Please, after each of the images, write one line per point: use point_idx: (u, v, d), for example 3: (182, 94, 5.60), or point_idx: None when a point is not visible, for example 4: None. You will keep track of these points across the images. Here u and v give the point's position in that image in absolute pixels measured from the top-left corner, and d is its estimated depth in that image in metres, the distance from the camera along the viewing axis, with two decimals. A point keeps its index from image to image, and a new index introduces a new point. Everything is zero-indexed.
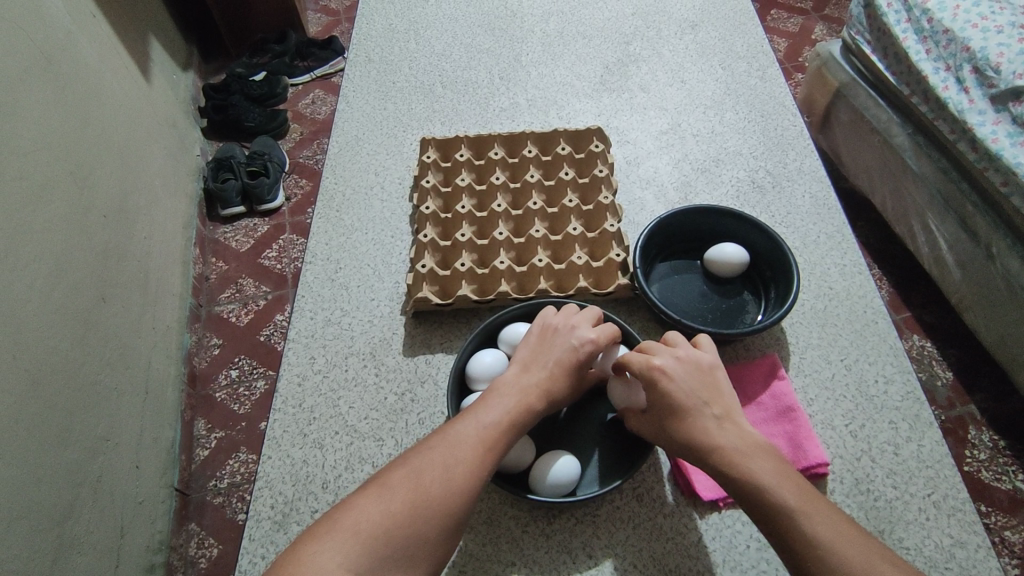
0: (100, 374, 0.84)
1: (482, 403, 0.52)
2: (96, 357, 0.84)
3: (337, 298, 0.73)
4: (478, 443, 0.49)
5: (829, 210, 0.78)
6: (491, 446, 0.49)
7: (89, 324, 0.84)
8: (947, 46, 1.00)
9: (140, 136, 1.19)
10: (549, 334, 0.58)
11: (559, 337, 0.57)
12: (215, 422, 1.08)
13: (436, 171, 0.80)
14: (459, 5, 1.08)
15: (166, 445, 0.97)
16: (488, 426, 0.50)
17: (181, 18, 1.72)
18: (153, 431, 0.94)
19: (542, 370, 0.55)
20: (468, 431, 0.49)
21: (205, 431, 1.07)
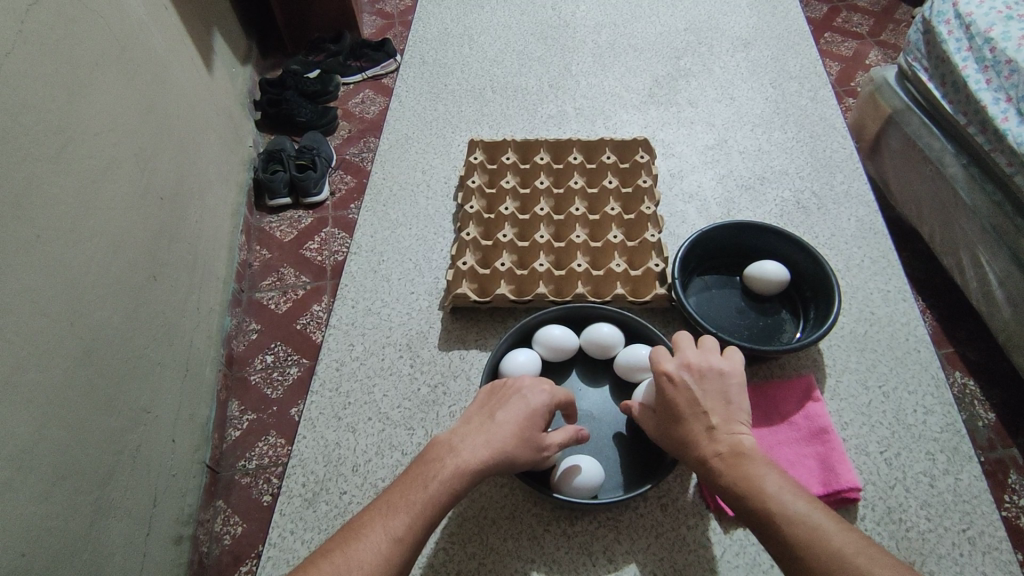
0: (146, 348, 0.87)
1: (430, 467, 0.48)
2: (144, 332, 0.88)
3: (378, 289, 0.75)
4: (391, 536, 0.43)
5: (875, 234, 0.77)
6: (405, 534, 0.44)
7: (140, 300, 0.88)
8: (1009, 76, 0.99)
9: (199, 124, 1.25)
10: (499, 392, 0.54)
11: (507, 393, 0.53)
12: (248, 403, 1.12)
13: (482, 173, 0.81)
14: (513, 13, 1.10)
15: (202, 422, 1.01)
16: (409, 512, 0.45)
17: (243, 13, 1.80)
18: (191, 407, 0.98)
19: (485, 434, 0.50)
20: (386, 524, 0.44)
21: (237, 412, 1.10)
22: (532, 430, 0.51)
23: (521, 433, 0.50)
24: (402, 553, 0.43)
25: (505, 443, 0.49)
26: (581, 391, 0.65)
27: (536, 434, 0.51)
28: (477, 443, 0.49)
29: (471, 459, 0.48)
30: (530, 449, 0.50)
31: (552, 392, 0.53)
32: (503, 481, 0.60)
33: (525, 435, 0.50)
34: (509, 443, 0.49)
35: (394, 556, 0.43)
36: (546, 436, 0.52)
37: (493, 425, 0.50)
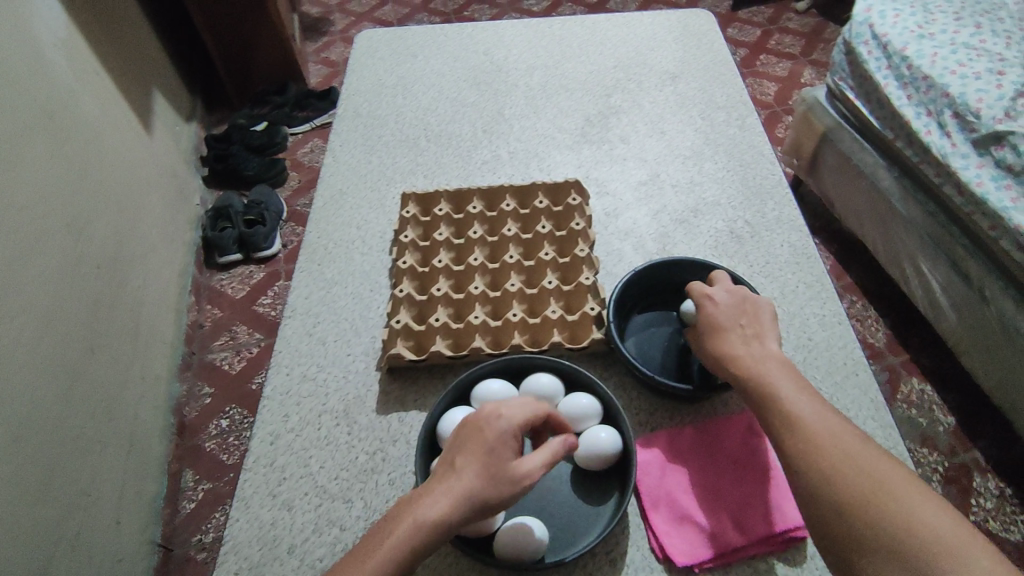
0: (83, 427, 0.89)
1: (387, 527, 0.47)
2: (81, 415, 0.90)
3: (314, 353, 0.73)
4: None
5: (808, 259, 0.78)
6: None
7: (72, 380, 0.90)
8: (928, 92, 1.14)
9: (134, 191, 1.28)
10: (465, 427, 0.51)
11: (468, 431, 0.50)
12: (203, 472, 1.19)
13: (416, 226, 0.80)
14: (445, 60, 1.11)
15: (152, 496, 1.05)
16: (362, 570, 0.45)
17: (183, 71, 1.78)
18: (137, 485, 1.01)
19: (445, 484, 0.48)
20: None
21: (191, 483, 1.17)
22: (494, 465, 0.48)
23: (483, 476, 0.48)
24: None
25: (466, 491, 0.47)
26: None
27: (503, 469, 0.48)
28: (435, 493, 0.47)
29: (428, 515, 0.46)
30: (499, 483, 0.48)
31: (514, 421, 0.50)
32: (445, 550, 0.58)
33: (488, 476, 0.48)
34: (471, 488, 0.47)
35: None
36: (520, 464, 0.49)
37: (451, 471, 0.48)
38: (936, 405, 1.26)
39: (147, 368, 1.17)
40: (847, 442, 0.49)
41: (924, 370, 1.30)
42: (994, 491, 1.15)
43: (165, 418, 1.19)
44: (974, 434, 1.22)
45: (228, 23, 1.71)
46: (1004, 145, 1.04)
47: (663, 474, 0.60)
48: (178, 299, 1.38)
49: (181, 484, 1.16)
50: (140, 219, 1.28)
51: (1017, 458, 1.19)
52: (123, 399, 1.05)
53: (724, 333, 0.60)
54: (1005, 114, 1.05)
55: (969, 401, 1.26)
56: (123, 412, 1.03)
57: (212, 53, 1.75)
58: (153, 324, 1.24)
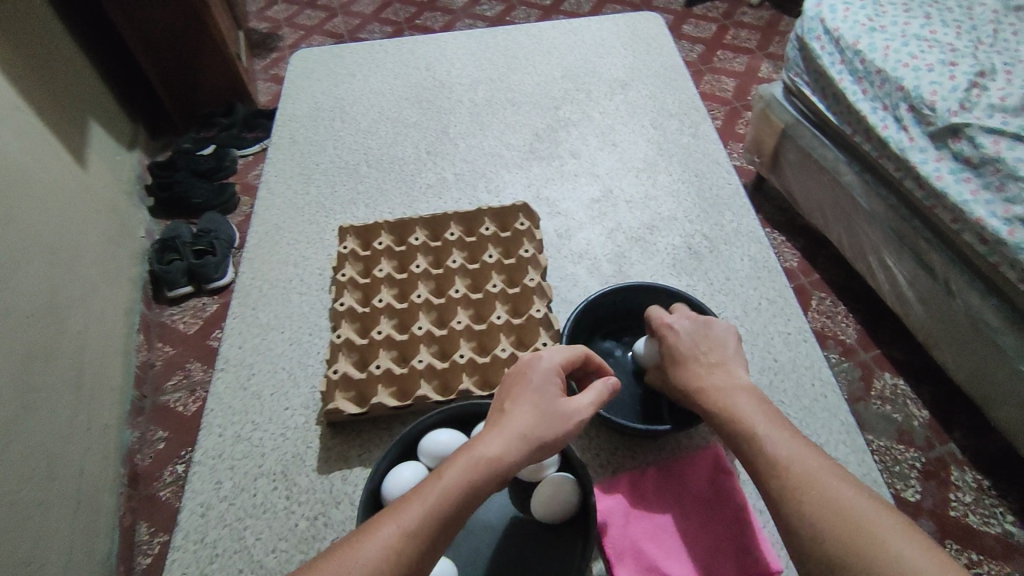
0: (21, 492, 0.85)
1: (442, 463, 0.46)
2: (15, 477, 0.85)
3: (248, 409, 0.67)
4: (405, 527, 0.42)
5: (769, 272, 0.75)
6: (419, 530, 0.42)
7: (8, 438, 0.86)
8: (882, 86, 1.12)
9: (69, 229, 1.21)
10: (507, 381, 0.53)
11: (512, 380, 0.52)
12: (158, 524, 1.12)
13: (355, 262, 0.75)
14: (386, 79, 1.05)
15: (103, 557, 0.98)
16: (425, 506, 0.43)
17: (121, 96, 1.70)
18: (86, 546, 0.95)
19: (500, 427, 0.48)
20: (399, 517, 0.42)
21: (147, 536, 1.10)
22: (545, 399, 0.50)
23: (537, 412, 0.49)
24: (416, 545, 0.41)
25: (524, 429, 0.48)
26: None
27: (553, 407, 0.50)
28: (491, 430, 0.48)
29: (489, 451, 0.46)
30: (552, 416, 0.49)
31: (556, 363, 0.53)
32: None
33: (540, 415, 0.49)
34: (528, 427, 0.48)
35: (410, 547, 0.41)
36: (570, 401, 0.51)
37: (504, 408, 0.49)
38: (911, 398, 1.24)
39: (93, 417, 1.10)
40: (833, 476, 0.46)
41: (896, 364, 1.29)
42: (972, 484, 1.14)
43: (115, 469, 1.12)
44: (949, 426, 1.21)
45: (168, 43, 1.60)
46: (961, 137, 1.02)
47: (626, 522, 0.56)
48: (125, 339, 1.30)
49: (135, 540, 1.08)
50: (77, 259, 1.20)
51: (992, 448, 1.18)
52: (64, 457, 0.98)
53: (688, 365, 0.57)
54: (959, 106, 1.04)
55: (943, 393, 1.25)
56: (63, 470, 0.96)
57: (151, 74, 1.64)
58: (98, 369, 1.16)
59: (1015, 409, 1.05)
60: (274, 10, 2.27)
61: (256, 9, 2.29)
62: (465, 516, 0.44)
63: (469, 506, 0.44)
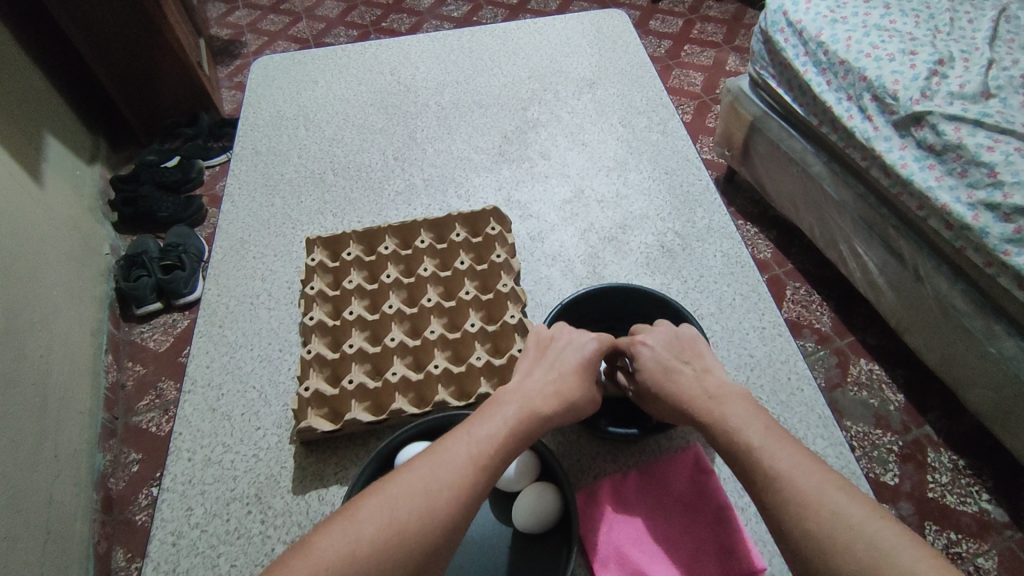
0: None
1: (492, 410, 0.52)
2: None
3: (218, 432, 0.65)
4: (476, 457, 0.48)
5: (742, 267, 0.75)
6: (487, 461, 0.48)
7: None
8: (846, 77, 1.13)
9: (27, 250, 1.16)
10: (543, 346, 0.60)
11: (553, 346, 0.59)
12: (134, 550, 1.09)
13: (323, 274, 0.73)
14: (350, 84, 1.04)
15: None
16: (490, 441, 0.49)
17: (79, 109, 1.64)
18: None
19: (543, 385, 0.55)
20: (468, 447, 0.48)
21: (123, 562, 1.07)
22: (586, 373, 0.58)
23: (577, 378, 0.57)
24: (484, 473, 0.47)
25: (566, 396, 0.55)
26: None
27: (588, 375, 0.58)
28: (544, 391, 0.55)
29: (539, 405, 0.53)
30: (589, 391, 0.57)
31: (600, 340, 0.60)
32: None
33: (580, 381, 0.57)
34: (570, 389, 0.56)
35: (479, 474, 0.47)
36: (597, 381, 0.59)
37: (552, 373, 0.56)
38: (886, 383, 1.26)
39: (60, 443, 1.06)
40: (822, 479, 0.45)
41: (870, 350, 1.31)
42: (948, 465, 1.16)
43: (87, 494, 1.08)
44: (924, 408, 1.23)
45: (124, 53, 1.55)
46: (923, 125, 1.04)
47: (609, 531, 0.55)
48: (93, 360, 1.26)
49: (110, 567, 1.05)
50: (37, 279, 1.16)
51: (966, 428, 1.20)
52: (31, 487, 0.94)
53: (673, 374, 0.57)
54: (921, 94, 1.05)
55: (917, 376, 1.27)
56: (30, 501, 0.93)
57: (109, 86, 1.59)
58: (66, 393, 1.13)
59: (986, 390, 1.07)
60: (236, 16, 2.22)
61: (217, 15, 2.24)
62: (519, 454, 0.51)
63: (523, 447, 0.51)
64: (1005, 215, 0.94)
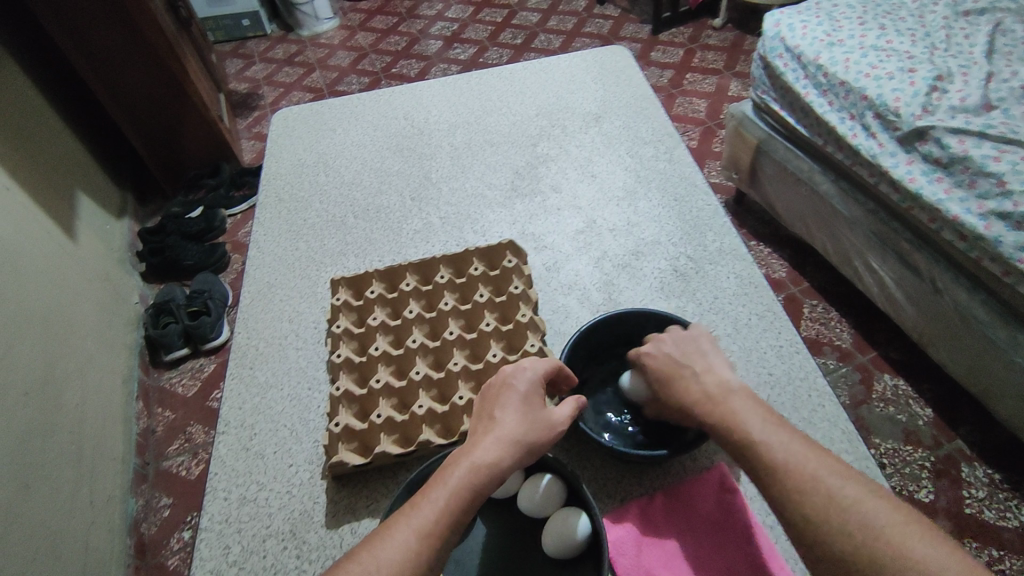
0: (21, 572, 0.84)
1: (439, 474, 0.49)
2: (15, 556, 0.84)
3: (252, 470, 0.67)
4: (417, 533, 0.45)
5: (755, 287, 0.76)
6: (431, 530, 0.46)
7: (7, 520, 0.86)
8: (847, 97, 1.16)
9: (62, 302, 1.22)
10: (492, 390, 0.57)
11: (498, 390, 0.56)
12: None
13: (349, 312, 0.76)
14: (366, 130, 1.08)
15: None
16: (433, 513, 0.46)
17: (109, 166, 1.73)
18: None
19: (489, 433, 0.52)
20: (408, 523, 0.46)
21: None
22: (533, 412, 0.54)
23: (526, 420, 0.53)
24: (425, 551, 0.45)
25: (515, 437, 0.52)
26: (489, 540, 0.59)
27: (538, 414, 0.54)
28: (490, 444, 0.51)
29: (483, 458, 0.50)
30: (542, 430, 0.53)
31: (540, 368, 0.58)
32: None
33: (528, 422, 0.53)
34: (518, 433, 0.52)
35: (421, 551, 0.45)
36: (554, 414, 0.55)
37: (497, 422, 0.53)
38: (913, 398, 1.25)
39: (96, 489, 1.09)
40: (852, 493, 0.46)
41: (894, 364, 1.30)
42: (984, 479, 1.13)
43: (121, 540, 1.10)
44: (954, 421, 1.21)
45: (149, 111, 1.63)
46: (928, 140, 1.06)
47: (638, 551, 0.56)
48: (124, 407, 1.30)
49: None
50: (72, 330, 1.21)
51: (999, 441, 1.18)
52: (66, 535, 0.96)
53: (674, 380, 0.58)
54: (923, 110, 1.07)
55: (944, 390, 1.25)
56: (66, 549, 0.95)
57: (137, 144, 1.67)
58: (99, 440, 1.16)
59: (1014, 400, 1.06)
60: (253, 70, 2.33)
61: (235, 70, 2.34)
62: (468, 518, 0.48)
63: (470, 509, 0.48)
64: (1017, 224, 0.95)
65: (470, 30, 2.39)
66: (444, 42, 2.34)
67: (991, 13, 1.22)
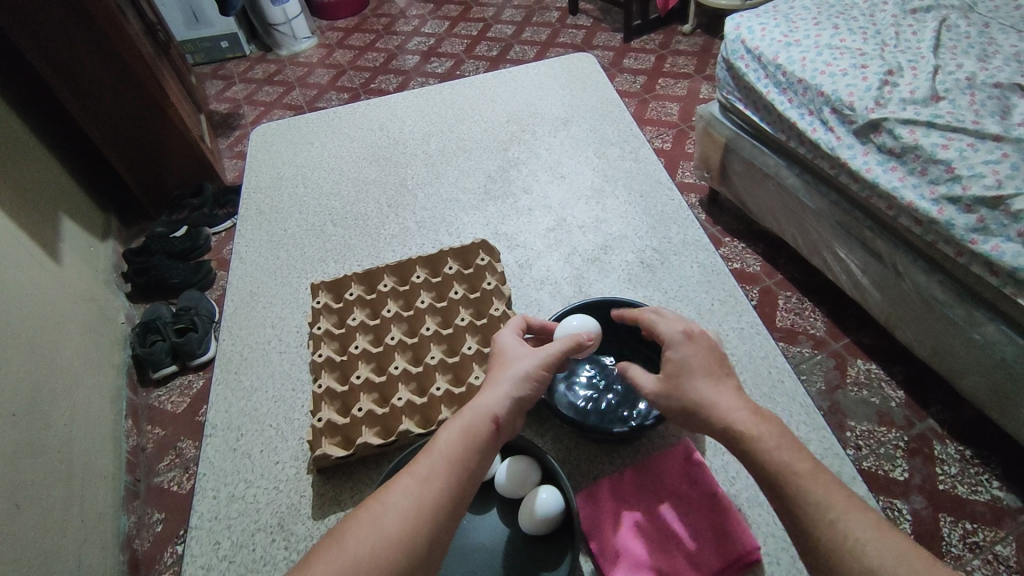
0: None
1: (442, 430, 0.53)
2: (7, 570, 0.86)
3: (240, 469, 0.69)
4: (420, 479, 0.49)
5: (718, 275, 0.80)
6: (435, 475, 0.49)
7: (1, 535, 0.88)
8: (805, 94, 1.21)
9: (48, 323, 1.23)
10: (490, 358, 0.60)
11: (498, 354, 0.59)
12: None
13: (329, 314, 0.79)
14: (343, 142, 1.12)
15: None
16: (436, 461, 0.50)
17: (91, 190, 1.74)
18: None
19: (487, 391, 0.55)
20: (411, 472, 0.49)
21: None
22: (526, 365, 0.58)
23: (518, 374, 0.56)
24: (428, 495, 0.48)
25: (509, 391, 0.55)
26: (470, 523, 0.61)
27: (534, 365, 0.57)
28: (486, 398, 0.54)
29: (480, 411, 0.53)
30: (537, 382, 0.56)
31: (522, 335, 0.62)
32: None
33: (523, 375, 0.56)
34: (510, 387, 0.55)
35: (427, 494, 0.48)
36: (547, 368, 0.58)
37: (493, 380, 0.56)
38: (885, 381, 1.29)
39: (87, 507, 1.10)
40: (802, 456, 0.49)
41: (866, 350, 1.34)
42: (955, 455, 1.18)
43: (115, 556, 1.11)
44: (925, 402, 1.25)
45: (130, 134, 1.65)
46: (881, 132, 1.11)
47: (616, 525, 0.59)
48: (114, 425, 1.31)
49: None
50: (60, 351, 1.23)
51: (969, 418, 1.22)
52: (59, 551, 0.98)
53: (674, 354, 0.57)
54: (875, 103, 1.13)
55: (914, 371, 1.30)
56: (59, 565, 0.96)
57: (119, 167, 1.69)
58: (90, 458, 1.17)
59: (977, 377, 1.10)
60: (233, 91, 2.36)
61: (216, 91, 2.37)
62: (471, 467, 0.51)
63: (471, 458, 0.51)
64: (967, 207, 0.99)
65: (446, 44, 2.44)
66: (421, 56, 2.39)
67: (938, 10, 1.28)
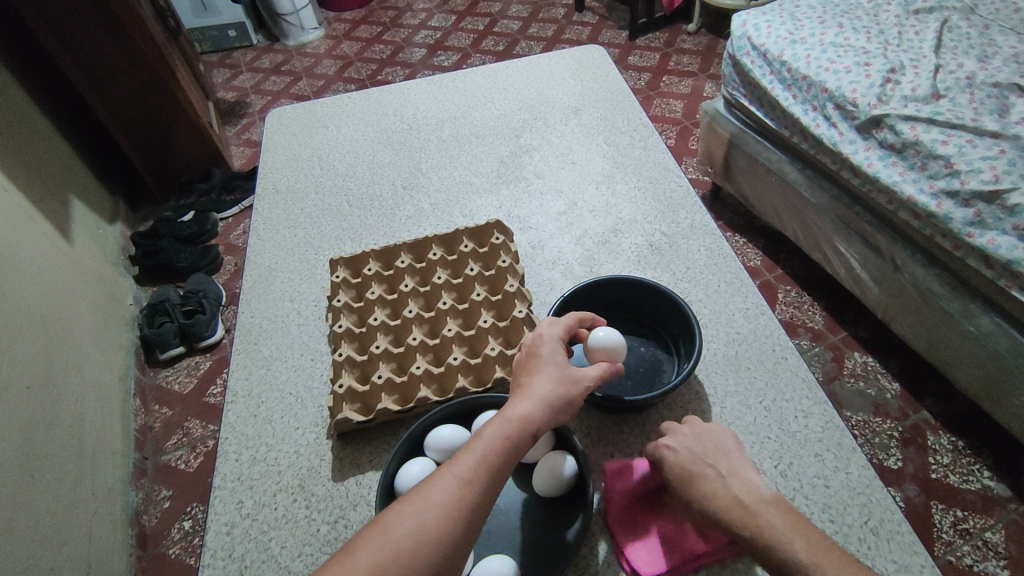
0: (32, 552, 0.88)
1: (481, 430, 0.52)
2: (21, 536, 0.88)
3: (261, 434, 0.71)
4: (461, 479, 0.49)
5: (725, 258, 0.83)
6: (474, 476, 0.49)
7: (17, 502, 0.90)
8: (809, 90, 1.24)
9: (59, 300, 1.25)
10: (523, 361, 0.59)
11: (531, 357, 0.58)
12: None
13: (348, 289, 0.81)
14: (358, 127, 1.14)
15: None
16: (475, 461, 0.50)
17: (100, 173, 1.76)
18: None
19: (526, 395, 0.54)
20: (453, 470, 0.49)
21: None
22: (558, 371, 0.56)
23: (557, 381, 0.55)
24: (466, 498, 0.48)
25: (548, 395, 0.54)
26: None
27: (568, 373, 0.56)
28: (524, 402, 0.53)
29: (519, 413, 0.52)
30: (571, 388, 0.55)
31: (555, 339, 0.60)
32: None
33: (558, 382, 0.55)
34: (549, 394, 0.54)
35: (467, 494, 0.48)
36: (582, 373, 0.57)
37: (532, 384, 0.55)
38: (881, 373, 1.32)
39: (97, 481, 1.12)
40: None
41: (863, 343, 1.37)
42: (948, 446, 1.20)
43: (123, 531, 1.13)
44: (920, 394, 1.28)
45: (142, 117, 1.67)
46: (882, 128, 1.13)
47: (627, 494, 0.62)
48: (122, 403, 1.33)
49: None
50: (70, 327, 1.25)
51: (962, 410, 1.25)
52: (71, 521, 1.00)
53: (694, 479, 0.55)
54: (878, 100, 1.15)
55: (909, 364, 1.33)
56: (72, 534, 0.98)
57: (129, 150, 1.71)
58: (99, 433, 1.19)
59: (971, 369, 1.13)
60: (241, 80, 2.37)
61: (223, 80, 2.39)
62: (509, 468, 0.51)
63: (510, 461, 0.51)
64: (964, 201, 1.02)
65: (453, 38, 2.46)
66: (428, 50, 2.41)
67: (940, 11, 1.32)
